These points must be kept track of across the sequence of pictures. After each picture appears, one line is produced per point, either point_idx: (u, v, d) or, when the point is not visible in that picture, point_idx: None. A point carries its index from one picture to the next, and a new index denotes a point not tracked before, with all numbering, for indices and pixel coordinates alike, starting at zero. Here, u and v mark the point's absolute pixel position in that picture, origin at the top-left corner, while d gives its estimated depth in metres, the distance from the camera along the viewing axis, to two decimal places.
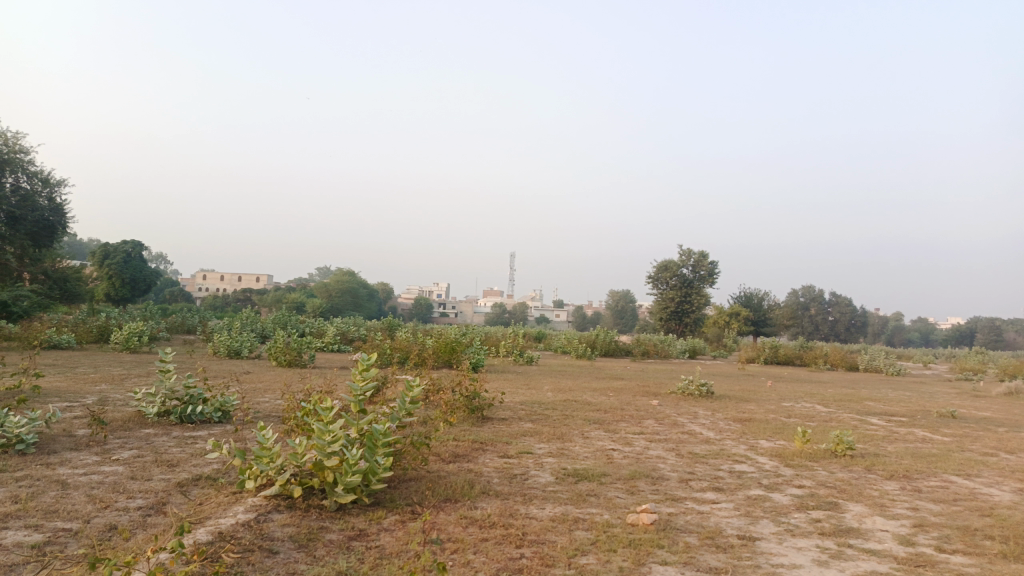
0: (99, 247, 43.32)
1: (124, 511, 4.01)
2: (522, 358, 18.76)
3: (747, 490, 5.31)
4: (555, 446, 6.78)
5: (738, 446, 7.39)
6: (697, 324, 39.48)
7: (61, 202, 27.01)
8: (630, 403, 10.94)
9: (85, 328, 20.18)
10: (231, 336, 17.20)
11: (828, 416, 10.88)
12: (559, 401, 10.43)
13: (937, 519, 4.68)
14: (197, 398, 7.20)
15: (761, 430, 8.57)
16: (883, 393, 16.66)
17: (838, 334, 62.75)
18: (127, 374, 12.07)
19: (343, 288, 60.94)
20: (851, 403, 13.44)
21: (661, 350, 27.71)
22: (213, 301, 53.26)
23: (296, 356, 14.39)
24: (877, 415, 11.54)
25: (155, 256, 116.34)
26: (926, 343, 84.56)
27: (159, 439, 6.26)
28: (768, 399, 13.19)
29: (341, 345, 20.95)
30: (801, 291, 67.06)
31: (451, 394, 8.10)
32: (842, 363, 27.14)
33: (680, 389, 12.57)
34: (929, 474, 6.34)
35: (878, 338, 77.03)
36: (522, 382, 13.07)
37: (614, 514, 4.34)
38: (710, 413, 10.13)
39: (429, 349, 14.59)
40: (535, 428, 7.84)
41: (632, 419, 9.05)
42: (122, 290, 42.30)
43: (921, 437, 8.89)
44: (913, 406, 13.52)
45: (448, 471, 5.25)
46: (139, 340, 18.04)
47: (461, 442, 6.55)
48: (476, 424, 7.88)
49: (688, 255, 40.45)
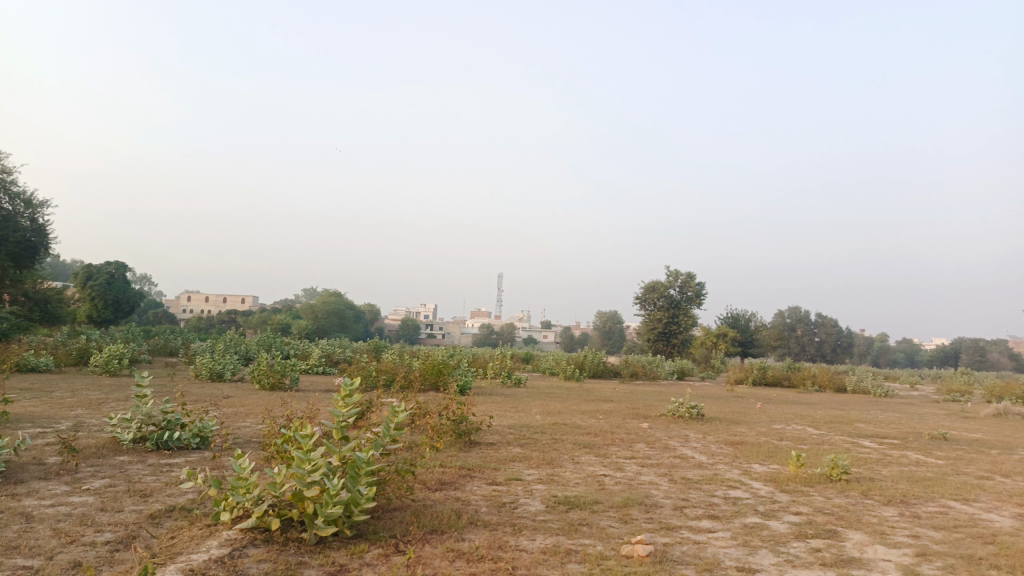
0: (82, 268, 42.78)
1: (90, 546, 3.79)
2: (510, 380, 18.57)
3: (743, 517, 5.15)
4: (545, 472, 6.59)
5: (731, 471, 7.22)
6: (684, 345, 39.44)
7: (44, 223, 26.68)
8: (620, 426, 10.78)
9: (64, 351, 19.79)
10: (214, 359, 16.92)
11: (819, 438, 10.75)
12: (548, 424, 10.25)
13: (939, 547, 4.54)
14: (175, 423, 6.98)
15: (754, 454, 8.43)
16: (872, 414, 16.57)
17: (824, 354, 62.96)
18: (105, 398, 11.76)
19: (329, 310, 60.51)
20: (841, 425, 13.34)
21: (649, 372, 27.57)
22: (197, 322, 52.67)
23: (281, 378, 14.14)
24: (869, 437, 11.43)
25: (138, 278, 115.30)
26: (911, 364, 84.98)
27: (133, 467, 6.02)
28: (758, 422, 13.06)
29: (327, 367, 20.67)
30: (788, 312, 67.36)
31: (438, 418, 7.91)
32: (830, 385, 27.11)
33: (670, 411, 12.42)
34: (927, 500, 6.20)
35: (864, 358, 77.46)
36: (510, 405, 12.87)
37: (607, 546, 4.17)
38: (701, 436, 9.98)
39: (416, 371, 14.38)
40: (524, 453, 7.66)
41: (622, 443, 8.88)
42: (105, 312, 41.73)
43: (914, 460, 8.77)
44: (903, 428, 13.43)
45: (434, 499, 5.06)
46: (119, 363, 17.69)
47: (447, 468, 6.36)
48: (463, 449, 7.68)
49: (675, 276, 40.53)
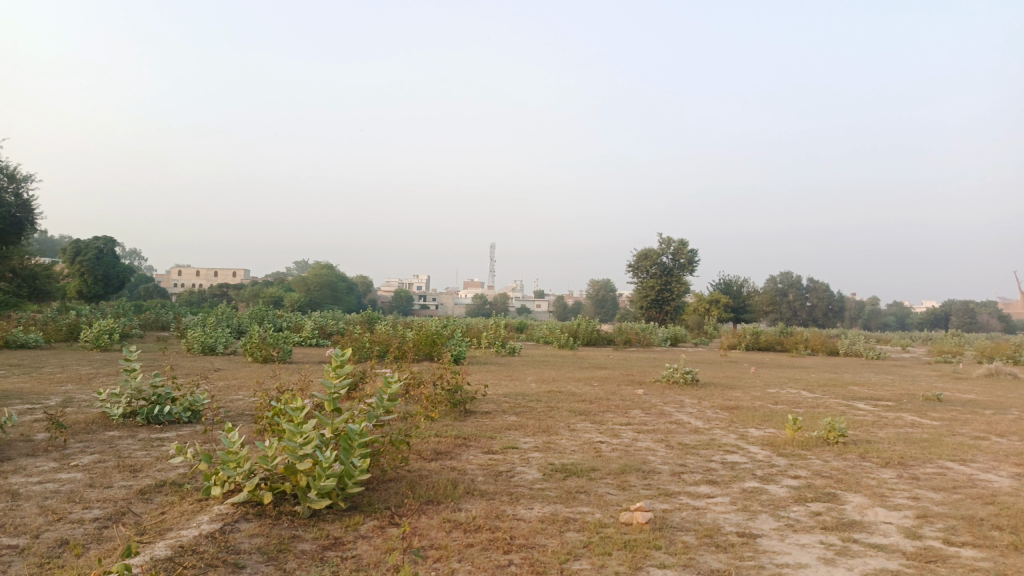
0: (70, 243, 42.33)
1: (79, 523, 3.70)
2: (505, 349, 18.54)
3: (742, 482, 5.10)
4: (541, 439, 6.53)
5: (728, 436, 7.19)
6: (677, 312, 39.50)
7: (29, 198, 26.28)
8: (615, 392, 10.75)
9: (54, 327, 19.60)
10: (206, 332, 16.77)
11: (814, 402, 10.76)
12: (543, 392, 10.20)
13: (940, 509, 4.51)
14: (166, 398, 6.88)
15: (750, 418, 8.40)
16: (865, 377, 16.63)
17: (816, 319, 63.34)
18: (96, 374, 11.63)
19: (321, 282, 60.28)
20: (835, 388, 13.37)
21: (643, 339, 27.61)
22: (189, 296, 52.37)
23: (274, 351, 14.05)
24: (863, 399, 11.45)
25: (129, 253, 114.48)
26: (902, 327, 85.57)
27: (123, 443, 5.93)
28: (753, 386, 13.06)
29: (320, 339, 20.57)
30: (779, 277, 67.52)
31: (432, 387, 7.84)
32: (823, 348, 27.22)
33: (665, 377, 12.40)
34: (925, 461, 6.18)
35: (855, 322, 77.99)
36: (505, 373, 12.83)
37: (606, 513, 4.11)
38: (697, 402, 9.95)
39: (410, 342, 14.30)
40: (520, 421, 7.59)
41: (618, 410, 8.84)
42: (95, 287, 41.36)
43: (910, 422, 8.76)
44: (897, 390, 13.47)
45: (430, 470, 4.99)
46: (110, 338, 17.54)
47: (443, 438, 6.29)
48: (458, 418, 7.62)
49: (667, 243, 40.44)
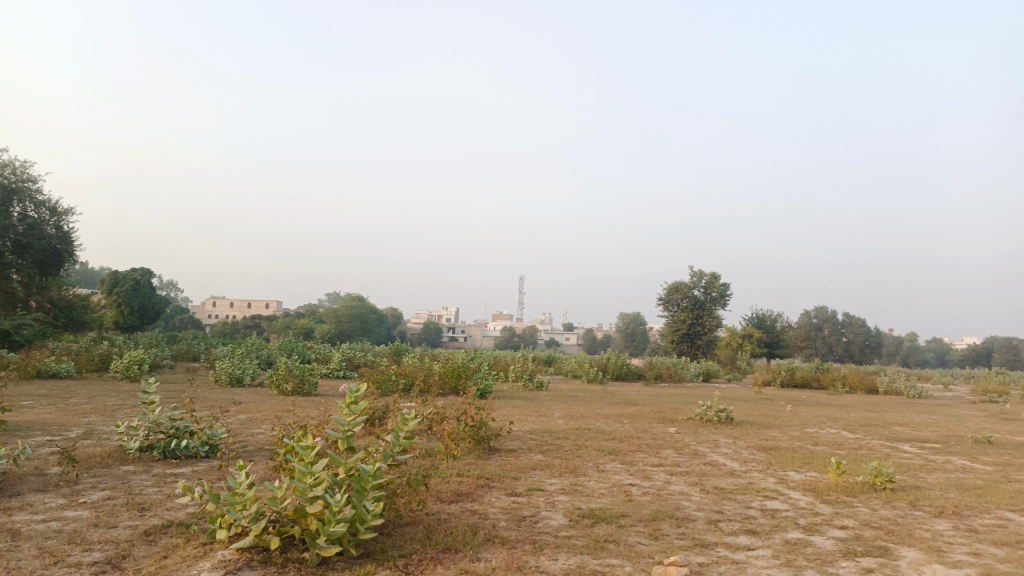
0: (109, 275, 43.13)
1: (75, 568, 3.49)
2: (532, 383, 18.22)
3: (783, 532, 4.74)
4: (568, 481, 6.22)
5: (766, 480, 6.80)
6: (709, 347, 38.77)
7: (69, 230, 26.84)
8: (646, 431, 10.36)
9: (86, 357, 19.80)
10: (234, 363, 16.75)
11: (857, 442, 10.25)
12: (571, 429, 9.88)
13: (1005, 567, 4.11)
14: (184, 431, 6.73)
15: (788, 460, 7.99)
16: (908, 417, 15.96)
17: (852, 355, 61.84)
18: (121, 405, 11.60)
19: (352, 314, 60.59)
20: (877, 429, 12.79)
21: (674, 374, 27.03)
22: (222, 328, 52.97)
23: (299, 382, 13.94)
24: (908, 441, 10.90)
25: (166, 285, 117.02)
26: (942, 364, 83.07)
27: (136, 478, 5.77)
28: (790, 425, 12.55)
29: (347, 371, 20.44)
30: (814, 312, 66.20)
31: (456, 424, 7.57)
32: (861, 386, 26.37)
33: (698, 415, 11.96)
34: (982, 511, 5.74)
35: (893, 359, 76.06)
36: (532, 409, 12.51)
37: (637, 567, 3.80)
38: (732, 442, 9.54)
39: (435, 376, 14.07)
40: (546, 460, 7.28)
41: (649, 449, 8.48)
42: (130, 317, 41.98)
43: (960, 466, 8.25)
44: (943, 431, 12.84)
45: (449, 513, 4.72)
46: (139, 368, 17.62)
47: (464, 478, 6.01)
48: (481, 456, 7.35)
49: (699, 276, 39.89)
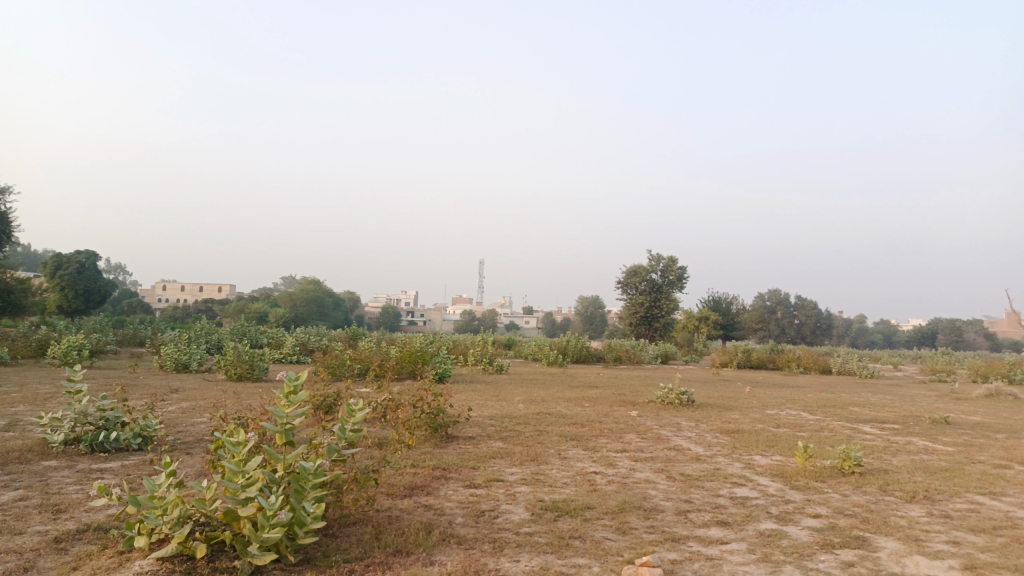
0: (52, 257, 41.26)
1: None
2: (491, 366, 17.91)
3: (756, 523, 4.50)
4: (529, 470, 5.90)
5: (733, 465, 6.57)
6: (666, 329, 38.98)
7: (6, 211, 25.52)
8: (608, 414, 10.12)
9: (23, 342, 18.79)
10: (179, 348, 16.05)
11: (818, 424, 10.17)
12: (531, 414, 9.59)
13: (988, 557, 3.91)
14: (114, 422, 6.22)
15: (753, 444, 7.80)
16: (862, 397, 16.10)
17: (804, 336, 63.13)
18: (54, 393, 10.90)
19: (308, 298, 59.38)
20: (835, 409, 12.80)
21: (634, 356, 27.02)
22: (172, 312, 51.36)
23: (249, 368, 13.40)
24: (867, 422, 10.88)
25: (114, 268, 113.43)
26: (890, 346, 85.31)
27: (56, 475, 5.25)
28: (750, 407, 12.49)
29: (301, 356, 19.82)
30: (767, 294, 67.34)
31: (411, 411, 7.20)
32: (815, 367, 26.73)
33: (660, 398, 11.77)
34: (952, 494, 5.60)
35: (843, 340, 77.98)
36: (491, 393, 12.18)
37: (605, 567, 3.49)
38: (695, 425, 9.35)
39: (392, 360, 13.64)
40: (506, 447, 6.96)
41: (611, 433, 8.22)
42: (75, 301, 40.25)
43: (922, 448, 8.18)
44: (899, 411, 12.93)
45: (401, 510, 4.36)
46: (79, 354, 16.75)
47: (419, 469, 5.64)
48: (438, 444, 7.00)
49: (657, 260, 40.02)
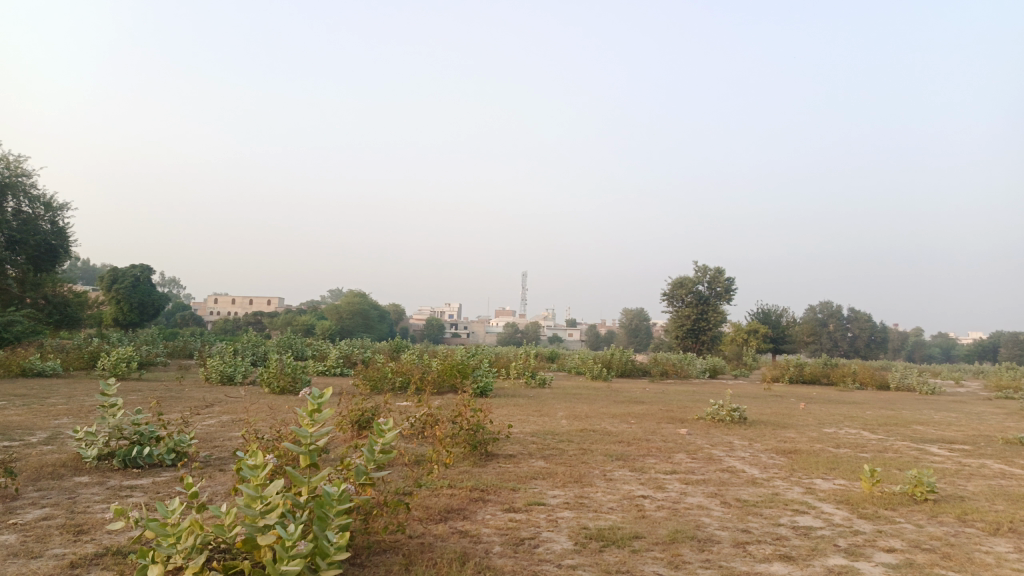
0: (109, 271, 42.47)
1: None
2: (535, 380, 17.59)
3: (824, 557, 4.08)
4: (572, 492, 5.57)
5: (793, 489, 6.12)
6: (714, 342, 38.07)
7: (65, 226, 26.29)
8: (655, 431, 9.70)
9: (75, 355, 19.19)
10: (225, 361, 16.14)
11: (881, 444, 9.57)
12: (575, 431, 9.24)
13: None
14: (148, 437, 6.10)
15: (813, 466, 7.30)
16: (926, 415, 15.26)
17: (858, 350, 61.12)
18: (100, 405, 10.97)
19: (354, 311, 59.93)
20: (897, 428, 12.10)
21: (681, 370, 26.34)
22: (223, 325, 52.42)
23: (291, 381, 13.36)
24: (934, 442, 10.22)
25: (168, 280, 116.76)
26: (949, 360, 82.01)
27: (86, 492, 5.12)
28: (806, 424, 11.89)
29: (344, 368, 19.80)
30: (819, 307, 65.57)
31: (449, 427, 6.92)
32: (872, 382, 25.66)
33: (709, 415, 11.28)
34: None
35: (899, 354, 75.46)
36: (534, 408, 11.86)
37: None
38: (748, 444, 8.88)
39: (433, 373, 13.42)
40: (548, 467, 6.61)
41: (659, 453, 7.82)
42: (130, 314, 41.29)
43: (999, 471, 7.57)
44: (968, 430, 12.15)
45: (435, 536, 4.08)
46: (128, 366, 16.96)
47: (456, 491, 5.35)
48: (477, 463, 6.71)
49: (703, 271, 39.20)
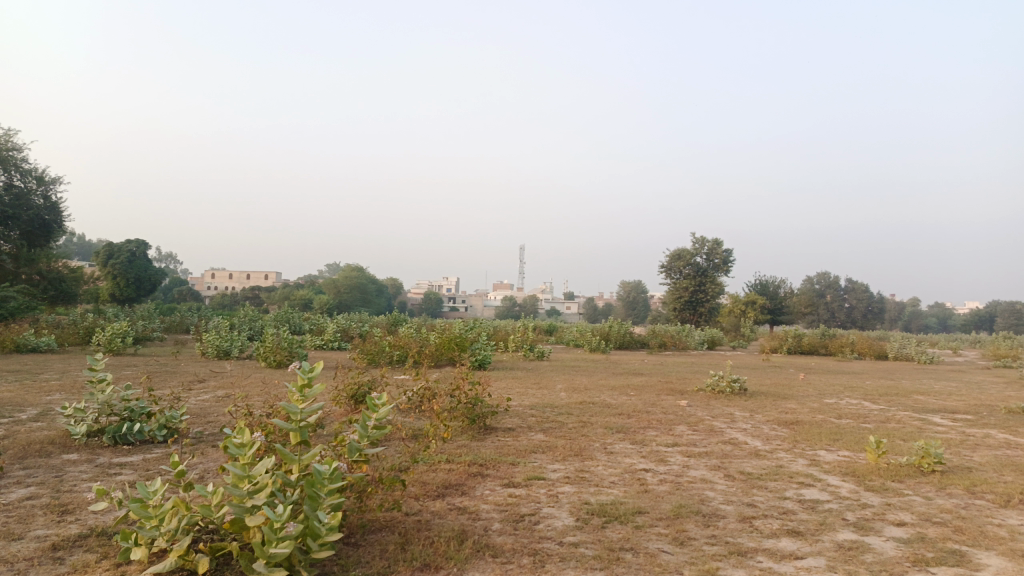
0: (104, 246, 42.13)
1: None
2: (533, 352, 17.47)
3: (833, 533, 3.96)
4: (573, 466, 5.45)
5: (797, 462, 6.01)
6: (711, 314, 38.01)
7: (57, 200, 25.97)
8: (655, 404, 9.59)
9: (70, 330, 19.00)
10: (220, 335, 15.98)
11: (883, 415, 9.48)
12: (574, 403, 9.13)
13: None
14: (139, 413, 5.96)
15: (816, 437, 7.19)
16: (926, 384, 15.21)
17: (855, 320, 61.21)
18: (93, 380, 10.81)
19: (351, 285, 59.73)
20: (897, 398, 12.03)
21: (679, 342, 26.26)
22: (221, 300, 52.25)
23: (287, 356, 13.22)
24: (937, 412, 10.14)
25: (164, 256, 116.22)
26: (945, 330, 82.13)
27: (74, 470, 4.99)
28: (806, 395, 11.80)
29: (341, 342, 19.67)
30: (816, 278, 65.61)
31: (447, 401, 6.78)
32: (870, 352, 25.64)
33: (709, 386, 11.17)
34: None
35: (895, 324, 75.63)
36: (532, 381, 11.74)
37: None
38: (750, 415, 8.78)
39: (430, 346, 13.29)
40: (548, 441, 6.50)
41: (660, 425, 7.70)
42: (127, 289, 41.03)
43: (1004, 441, 7.48)
44: (969, 400, 12.07)
45: (432, 513, 3.96)
46: (123, 341, 16.79)
47: (454, 466, 5.23)
48: (475, 437, 6.59)
49: (701, 243, 39.02)
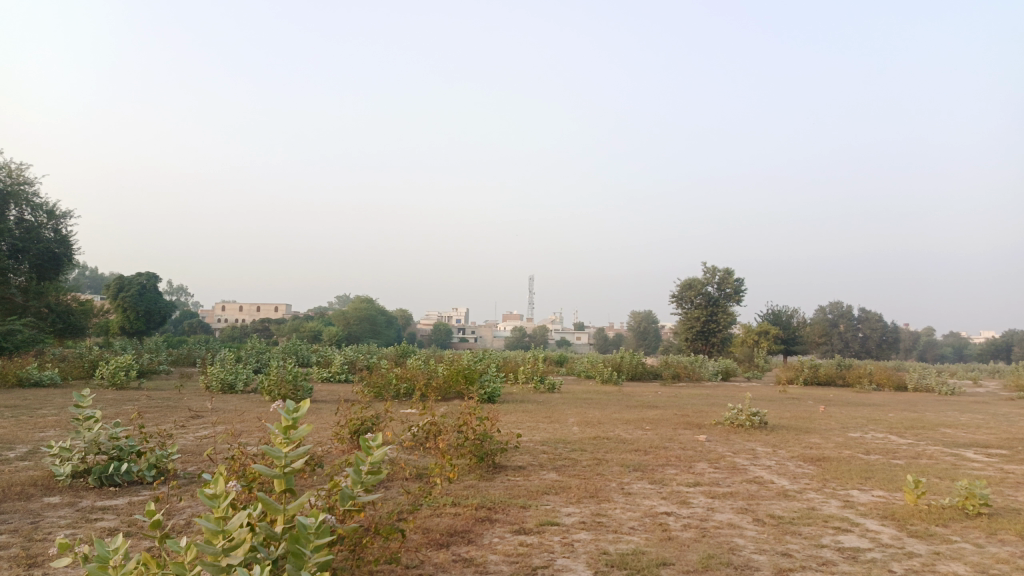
0: (115, 279, 42.09)
1: None
2: (544, 384, 17.06)
3: None
4: (589, 509, 5.05)
5: (829, 503, 5.58)
6: (724, 344, 37.45)
7: (68, 234, 25.98)
8: (673, 439, 9.16)
9: (74, 364, 18.73)
10: (225, 368, 15.66)
11: (912, 450, 9.00)
12: (587, 439, 8.71)
13: None
14: (128, 452, 5.63)
15: (847, 476, 6.75)
16: (951, 417, 14.66)
17: (869, 350, 60.21)
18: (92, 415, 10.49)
19: (361, 317, 59.54)
20: (924, 431, 11.52)
21: (692, 373, 25.75)
22: (231, 332, 52.17)
23: (292, 389, 12.87)
24: (969, 446, 9.63)
25: (176, 289, 116.66)
26: (961, 359, 80.75)
27: (52, 515, 4.64)
28: (829, 429, 11.31)
29: (349, 374, 19.30)
30: (828, 307, 64.85)
31: (453, 437, 6.40)
32: (889, 383, 25.02)
33: (728, 420, 10.73)
34: None
35: (910, 353, 74.48)
36: (543, 415, 11.32)
37: None
38: (773, 451, 8.34)
39: (438, 379, 12.90)
40: (561, 480, 6.09)
41: (679, 463, 7.27)
42: (137, 323, 41.00)
43: None
44: (999, 433, 11.56)
45: (434, 567, 3.59)
46: (126, 374, 16.50)
47: (460, 510, 4.85)
48: (484, 476, 6.20)
49: (712, 272, 38.60)
